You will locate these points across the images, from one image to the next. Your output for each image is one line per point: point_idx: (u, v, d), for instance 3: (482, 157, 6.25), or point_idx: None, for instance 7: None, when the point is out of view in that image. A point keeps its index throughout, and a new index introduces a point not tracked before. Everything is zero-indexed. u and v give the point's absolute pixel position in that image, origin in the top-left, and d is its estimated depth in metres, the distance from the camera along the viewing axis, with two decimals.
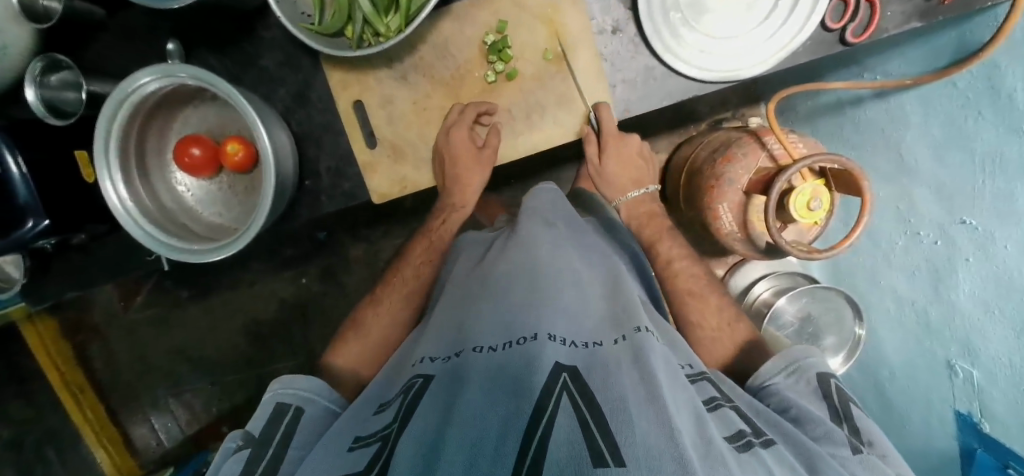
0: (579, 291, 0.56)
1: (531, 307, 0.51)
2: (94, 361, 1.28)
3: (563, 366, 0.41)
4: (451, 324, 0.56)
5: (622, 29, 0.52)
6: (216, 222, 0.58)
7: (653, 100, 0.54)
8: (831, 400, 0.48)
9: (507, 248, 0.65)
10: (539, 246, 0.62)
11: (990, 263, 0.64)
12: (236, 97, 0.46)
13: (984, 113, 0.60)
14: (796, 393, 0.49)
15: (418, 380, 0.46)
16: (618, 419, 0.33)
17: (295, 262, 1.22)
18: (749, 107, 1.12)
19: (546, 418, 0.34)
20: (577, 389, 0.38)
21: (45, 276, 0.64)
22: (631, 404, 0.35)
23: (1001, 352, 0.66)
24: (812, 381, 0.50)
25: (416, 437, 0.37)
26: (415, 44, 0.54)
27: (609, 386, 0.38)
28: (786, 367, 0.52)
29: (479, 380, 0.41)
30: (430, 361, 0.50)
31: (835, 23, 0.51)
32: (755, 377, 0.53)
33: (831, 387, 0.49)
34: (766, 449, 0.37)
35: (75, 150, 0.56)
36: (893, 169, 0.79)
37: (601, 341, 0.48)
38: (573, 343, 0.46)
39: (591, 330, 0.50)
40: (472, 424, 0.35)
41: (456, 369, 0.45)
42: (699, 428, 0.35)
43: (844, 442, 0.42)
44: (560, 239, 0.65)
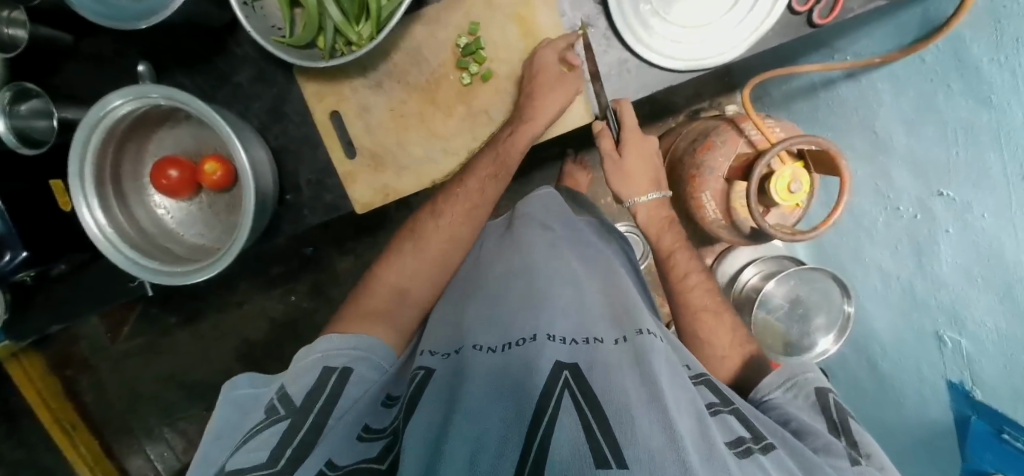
0: (575, 290, 0.58)
1: (524, 311, 0.52)
2: (83, 394, 1.25)
3: (564, 364, 0.42)
4: (449, 323, 0.56)
5: (593, 24, 0.52)
6: (197, 243, 0.57)
7: (629, 92, 0.54)
8: (830, 413, 0.48)
9: (499, 253, 0.66)
10: (532, 253, 0.63)
11: (970, 232, 0.65)
12: (211, 115, 0.46)
13: (953, 86, 0.62)
14: (795, 407, 0.49)
15: (420, 371, 0.46)
16: (620, 418, 0.34)
17: (283, 280, 1.21)
18: (725, 95, 1.13)
19: (548, 416, 0.35)
20: (579, 387, 0.38)
21: (28, 309, 0.62)
22: (632, 404, 0.36)
23: (988, 320, 0.67)
24: (810, 396, 0.50)
25: (423, 426, 0.37)
26: (388, 51, 0.54)
27: (611, 386, 0.38)
28: (785, 382, 0.52)
29: (478, 380, 0.41)
30: (429, 354, 0.50)
31: (801, 6, 0.52)
32: (756, 390, 0.54)
33: (829, 402, 0.49)
34: (765, 454, 0.37)
35: (50, 180, 0.55)
36: (868, 147, 0.80)
37: (603, 338, 0.49)
38: (573, 341, 0.47)
39: (589, 327, 0.50)
40: (478, 418, 0.36)
41: (457, 365, 0.45)
42: (702, 431, 0.35)
43: (843, 454, 0.42)
44: (553, 240, 0.67)
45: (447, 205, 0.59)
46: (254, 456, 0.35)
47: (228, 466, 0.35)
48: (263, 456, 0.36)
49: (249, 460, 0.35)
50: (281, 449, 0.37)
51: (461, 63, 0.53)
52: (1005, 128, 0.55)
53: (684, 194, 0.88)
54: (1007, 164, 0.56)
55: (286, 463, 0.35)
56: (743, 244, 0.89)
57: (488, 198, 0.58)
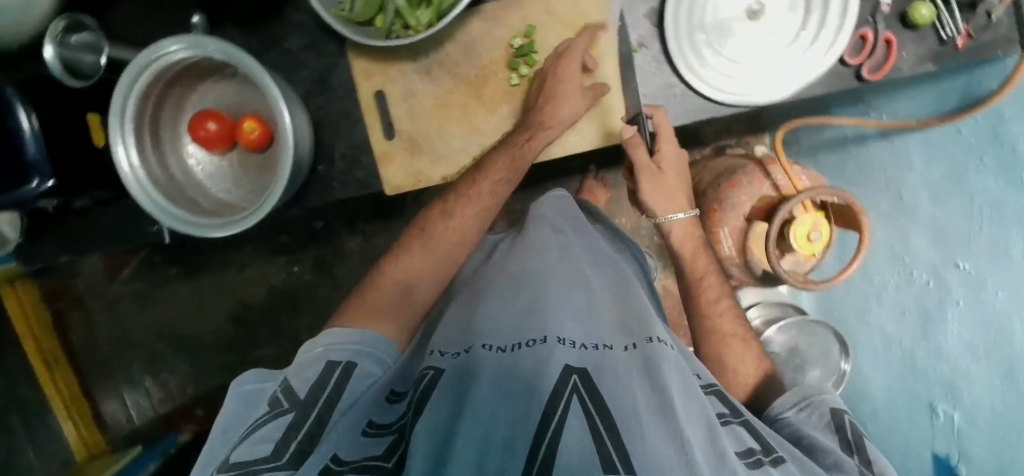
0: (587, 296, 0.58)
1: (536, 312, 0.52)
2: (71, 331, 1.24)
3: (573, 368, 0.42)
4: (461, 320, 0.57)
5: (646, 45, 0.53)
6: (224, 199, 0.57)
7: (672, 116, 0.55)
8: (844, 431, 0.47)
9: (514, 255, 0.66)
10: (547, 255, 0.63)
11: (981, 307, 0.66)
12: (261, 77, 0.46)
13: (986, 159, 0.62)
14: (809, 426, 0.48)
15: (430, 372, 0.46)
16: (630, 430, 0.34)
17: (289, 249, 1.21)
18: (753, 136, 1.14)
19: (555, 420, 0.35)
20: (587, 391, 0.39)
21: (43, 236, 0.63)
22: (642, 416, 0.36)
23: (985, 397, 0.68)
24: (825, 415, 0.49)
25: (429, 428, 0.36)
26: (443, 40, 0.54)
27: (619, 392, 0.39)
28: (798, 402, 0.51)
29: (489, 378, 0.41)
30: (439, 355, 0.50)
31: (852, 58, 0.54)
32: (772, 409, 0.54)
33: (844, 420, 0.48)
34: (775, 467, 0.38)
35: (87, 112, 0.56)
36: (892, 208, 0.81)
37: (612, 344, 0.50)
38: (583, 346, 0.47)
39: (600, 334, 0.51)
40: (482, 419, 0.36)
41: (467, 365, 0.45)
42: (712, 441, 0.36)
43: (855, 470, 0.41)
44: (569, 244, 0.67)
45: (464, 205, 0.57)
46: (259, 449, 0.35)
47: (231, 459, 0.35)
48: (264, 452, 0.35)
49: (252, 455, 0.34)
50: (285, 443, 0.36)
51: (512, 63, 0.54)
52: None
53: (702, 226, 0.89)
54: None
55: (290, 458, 0.34)
56: (752, 284, 0.89)
57: (498, 200, 0.57)
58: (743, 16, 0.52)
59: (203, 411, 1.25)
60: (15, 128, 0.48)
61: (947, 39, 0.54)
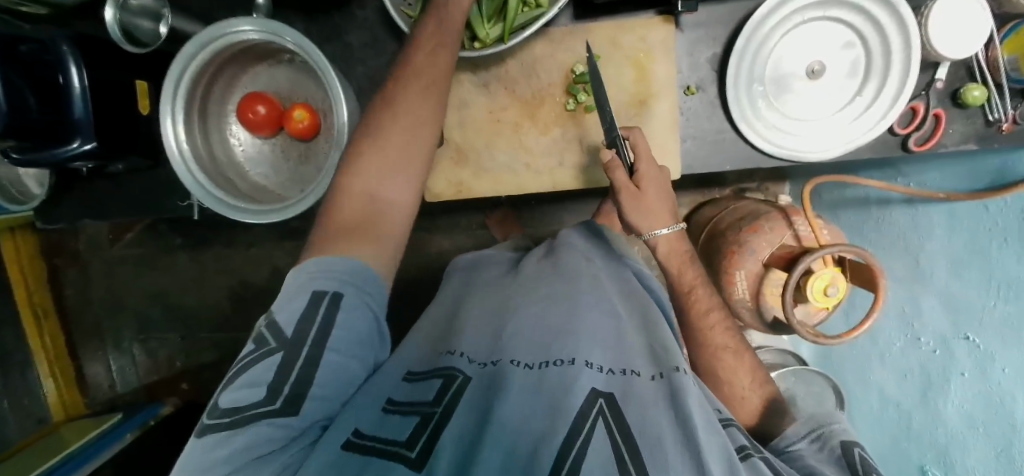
0: (617, 323, 0.52)
1: (564, 328, 0.49)
2: (66, 287, 1.22)
3: (600, 391, 0.40)
4: (488, 321, 0.53)
5: (704, 88, 0.54)
6: (260, 184, 0.56)
7: (718, 162, 0.55)
8: (858, 471, 0.41)
9: (543, 265, 0.64)
10: (575, 269, 0.61)
11: (983, 380, 0.67)
12: (329, 75, 0.47)
13: (1009, 240, 0.62)
14: (817, 462, 0.43)
15: (457, 376, 0.43)
16: (653, 457, 0.34)
17: (298, 234, 1.18)
18: (775, 183, 1.15)
19: (580, 439, 0.35)
20: (614, 419, 0.37)
21: (68, 196, 0.62)
22: (667, 444, 0.35)
23: (976, 469, 0.70)
24: (835, 450, 0.43)
25: (454, 436, 0.36)
26: (505, 57, 0.54)
27: (646, 420, 0.37)
28: (809, 433, 0.46)
29: (517, 391, 0.39)
30: (466, 359, 0.47)
31: (902, 128, 0.55)
32: (778, 438, 0.48)
33: (856, 457, 0.42)
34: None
35: (137, 79, 0.55)
36: (907, 274, 0.82)
37: (638, 370, 0.45)
38: (610, 371, 0.44)
39: (628, 359, 0.47)
40: (507, 433, 0.36)
41: (492, 377, 0.42)
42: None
43: None
44: (597, 266, 0.63)
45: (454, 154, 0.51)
46: (245, 394, 0.34)
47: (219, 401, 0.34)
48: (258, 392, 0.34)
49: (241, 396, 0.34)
50: (278, 388, 0.35)
51: (570, 89, 0.54)
52: None
53: (719, 266, 0.88)
54: None
55: (285, 403, 0.34)
56: (761, 330, 0.90)
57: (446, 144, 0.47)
58: (802, 75, 0.53)
59: (189, 385, 1.23)
60: (65, 84, 0.47)
61: (993, 121, 0.54)
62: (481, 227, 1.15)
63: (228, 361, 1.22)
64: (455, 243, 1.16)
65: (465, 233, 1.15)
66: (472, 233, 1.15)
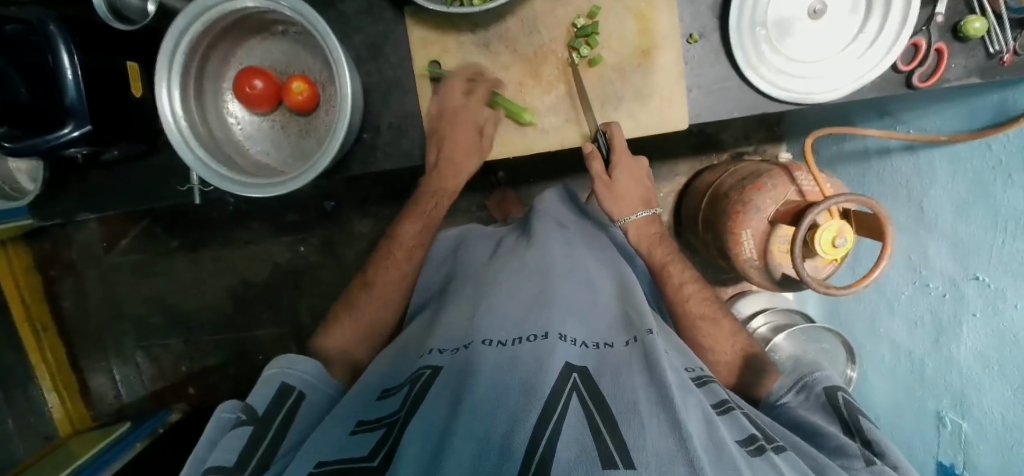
0: (591, 293, 0.62)
1: (538, 308, 0.56)
2: (63, 299, 1.20)
3: (573, 368, 0.45)
4: (464, 321, 0.59)
5: (707, 36, 0.54)
6: (262, 162, 0.55)
7: (725, 110, 0.55)
8: (840, 412, 0.49)
9: (518, 252, 0.70)
10: (548, 251, 0.67)
11: (996, 319, 0.66)
12: (326, 36, 0.45)
13: (1015, 176, 0.62)
14: (805, 409, 0.51)
15: (426, 371, 0.50)
16: (629, 422, 0.38)
17: (297, 228, 1.17)
18: (771, 144, 1.16)
19: (555, 416, 0.38)
20: (587, 390, 0.42)
21: (62, 190, 0.60)
22: (642, 408, 0.40)
23: (993, 408, 0.69)
24: (819, 397, 0.51)
25: (423, 429, 0.40)
26: (504, 15, 0.54)
27: (621, 391, 0.42)
28: (794, 385, 0.54)
29: (487, 375, 0.44)
30: (438, 353, 0.53)
31: (905, 65, 0.56)
32: (768, 395, 0.55)
33: (839, 401, 0.50)
34: (777, 453, 0.40)
35: (127, 60, 0.53)
36: (912, 223, 0.82)
37: (612, 342, 0.54)
38: (585, 344, 0.51)
39: (601, 333, 0.55)
40: (479, 415, 0.39)
41: (466, 360, 0.49)
42: (711, 434, 0.38)
43: (857, 451, 0.43)
44: (570, 239, 0.72)
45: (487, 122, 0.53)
46: (225, 460, 0.42)
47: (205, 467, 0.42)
48: (228, 462, 0.42)
49: (218, 464, 0.42)
50: (245, 459, 0.43)
51: (572, 43, 0.53)
52: None
53: (725, 228, 0.89)
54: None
55: (252, 470, 0.42)
56: (768, 288, 0.90)
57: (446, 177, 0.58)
58: (805, 16, 0.52)
59: (195, 390, 1.21)
60: (55, 66, 0.45)
61: (994, 53, 0.54)
62: (480, 209, 1.14)
63: (233, 362, 1.21)
64: (456, 226, 1.15)
65: (465, 215, 1.14)
66: (472, 215, 1.14)
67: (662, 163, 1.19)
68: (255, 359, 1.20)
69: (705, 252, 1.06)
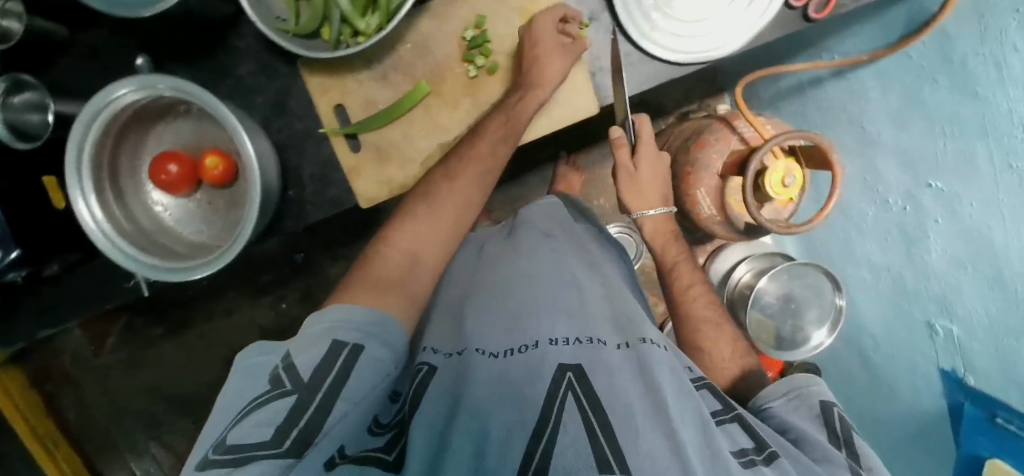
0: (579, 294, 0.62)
1: (512, 319, 0.56)
2: (64, 408, 1.20)
3: (567, 366, 0.46)
4: (451, 326, 0.60)
5: (597, 18, 0.54)
6: (196, 241, 0.55)
7: (633, 85, 0.55)
8: (833, 425, 0.50)
9: (501, 255, 0.71)
10: (524, 255, 0.69)
11: (958, 219, 0.66)
12: (215, 107, 0.45)
13: (939, 78, 0.63)
14: (795, 416, 0.51)
15: (424, 368, 0.50)
16: (626, 427, 0.39)
17: (274, 286, 1.18)
18: (714, 97, 1.17)
19: (551, 423, 0.38)
20: (582, 388, 0.42)
21: (16, 313, 0.60)
22: (637, 414, 0.41)
23: (978, 308, 0.69)
24: (813, 408, 0.52)
25: (427, 425, 0.41)
26: (396, 43, 0.54)
27: (614, 390, 0.43)
28: (787, 392, 0.54)
29: (480, 387, 0.44)
30: (432, 352, 0.54)
31: (796, 1, 0.56)
32: (758, 399, 0.56)
33: (832, 414, 0.51)
34: (768, 464, 0.41)
35: (42, 176, 0.54)
36: (857, 142, 0.82)
37: (607, 341, 0.53)
38: (577, 341, 0.51)
39: (593, 329, 0.54)
40: (476, 425, 0.40)
41: (459, 366, 0.49)
42: (708, 442, 0.40)
43: (843, 466, 0.44)
44: (554, 246, 0.72)
45: (451, 172, 0.56)
46: (259, 434, 0.34)
47: (229, 439, 0.34)
48: (266, 436, 0.34)
49: (252, 439, 0.33)
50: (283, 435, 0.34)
51: (467, 56, 0.55)
52: (976, 150, 0.59)
53: (678, 191, 0.88)
54: (977, 188, 0.61)
55: (291, 446, 0.34)
56: (738, 239, 0.89)
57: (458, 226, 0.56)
58: None
59: None
60: None
61: None
62: None
63: None
64: None
65: None
66: None
67: None
68: None
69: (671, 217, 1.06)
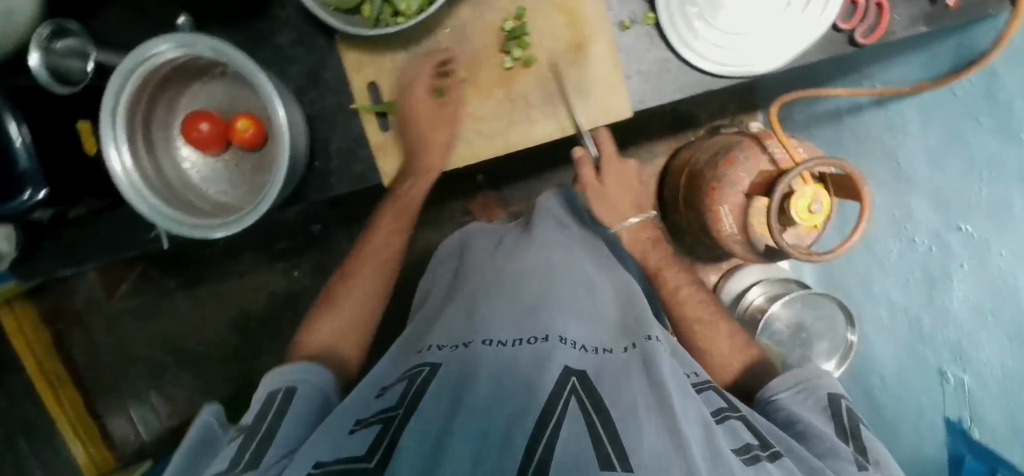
0: (589, 295, 0.62)
1: (524, 314, 0.56)
2: (74, 349, 1.23)
3: (572, 371, 0.45)
4: (460, 317, 0.60)
5: (638, 22, 0.53)
6: (221, 201, 0.57)
7: (668, 92, 0.55)
8: (840, 419, 0.49)
9: (513, 251, 0.71)
10: (538, 249, 0.68)
11: (985, 269, 0.64)
12: (252, 72, 0.46)
13: (983, 120, 0.60)
14: (802, 408, 0.51)
15: (425, 368, 0.50)
16: (627, 426, 0.38)
17: (287, 255, 1.19)
18: (747, 114, 1.15)
19: (552, 420, 0.38)
20: (587, 395, 0.42)
21: (38, 250, 0.62)
22: (640, 414, 0.40)
23: (994, 359, 0.67)
24: (821, 401, 0.51)
25: (420, 428, 0.38)
26: (435, 27, 0.54)
27: (619, 395, 0.43)
28: (794, 385, 0.54)
29: (485, 375, 0.44)
30: (437, 349, 0.54)
31: (845, 23, 0.54)
32: (764, 390, 0.56)
33: (841, 408, 0.51)
34: (772, 460, 0.40)
35: (79, 120, 0.54)
36: (889, 177, 0.80)
37: (612, 347, 0.54)
38: (584, 347, 0.51)
39: (600, 337, 0.56)
40: (479, 415, 0.39)
41: (465, 359, 0.49)
42: (708, 438, 0.39)
43: (849, 456, 0.43)
44: (568, 243, 0.71)
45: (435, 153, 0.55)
46: (215, 466, 0.40)
47: None
48: (224, 465, 0.40)
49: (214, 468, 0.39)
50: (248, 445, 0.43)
51: (504, 47, 0.54)
52: (1012, 197, 0.57)
53: (704, 205, 0.88)
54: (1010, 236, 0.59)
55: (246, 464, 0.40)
56: (756, 261, 0.88)
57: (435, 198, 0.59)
58: None
59: None
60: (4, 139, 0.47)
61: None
62: (463, 214, 1.15)
63: (243, 391, 1.23)
64: (442, 235, 1.15)
65: (450, 223, 1.15)
66: (455, 222, 1.15)
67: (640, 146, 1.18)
68: None
69: (690, 231, 1.05)
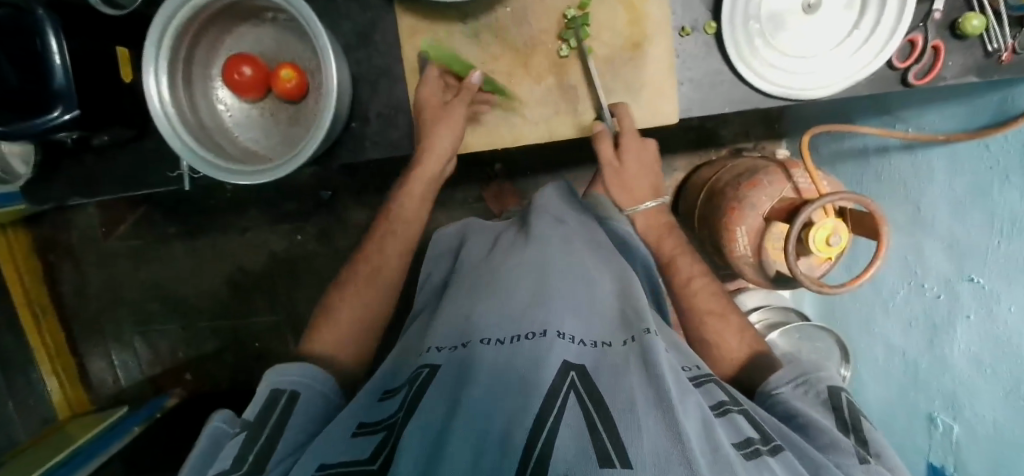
0: (587, 290, 0.59)
1: (533, 306, 0.55)
2: (62, 282, 1.21)
3: (572, 365, 0.45)
4: (458, 314, 0.59)
5: (698, 29, 0.54)
6: (250, 149, 0.55)
7: (716, 104, 0.55)
8: (841, 412, 0.50)
9: (511, 251, 0.69)
10: (544, 243, 0.67)
11: (990, 323, 0.65)
12: (309, 20, 0.45)
13: (1013, 178, 0.60)
14: (804, 402, 0.51)
15: (424, 371, 0.50)
16: (626, 420, 0.37)
17: (293, 217, 1.17)
18: (770, 141, 1.16)
19: (550, 420, 0.37)
20: (585, 388, 0.42)
21: (53, 174, 0.61)
22: (639, 408, 0.39)
23: (986, 412, 0.68)
24: (821, 394, 0.52)
25: (422, 425, 0.40)
26: (495, 4, 0.54)
27: (617, 389, 0.42)
28: (795, 379, 0.54)
29: (483, 375, 0.44)
30: (437, 350, 0.53)
31: (901, 62, 0.55)
32: (765, 385, 0.55)
33: (841, 401, 0.51)
34: (773, 455, 0.39)
35: (117, 46, 0.53)
36: (907, 222, 0.82)
37: (610, 341, 0.52)
38: (582, 341, 0.50)
39: (597, 330, 0.54)
40: (476, 421, 0.39)
41: (463, 359, 0.49)
42: (707, 434, 0.37)
43: (850, 448, 0.43)
44: (569, 234, 0.70)
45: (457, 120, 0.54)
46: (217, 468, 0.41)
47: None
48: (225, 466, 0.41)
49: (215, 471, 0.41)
50: (241, 461, 0.42)
51: (563, 35, 0.54)
52: None
53: (721, 224, 0.88)
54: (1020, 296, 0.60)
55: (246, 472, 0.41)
56: (763, 286, 0.89)
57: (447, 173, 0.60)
58: (799, 10, 0.52)
59: (192, 375, 1.22)
60: (42, 50, 0.45)
61: (992, 51, 0.54)
62: (477, 200, 1.14)
63: (230, 348, 1.22)
64: (452, 218, 1.15)
65: (463, 208, 1.14)
66: (468, 207, 1.14)
67: (661, 158, 1.18)
68: (251, 346, 1.21)
69: (701, 248, 1.06)
